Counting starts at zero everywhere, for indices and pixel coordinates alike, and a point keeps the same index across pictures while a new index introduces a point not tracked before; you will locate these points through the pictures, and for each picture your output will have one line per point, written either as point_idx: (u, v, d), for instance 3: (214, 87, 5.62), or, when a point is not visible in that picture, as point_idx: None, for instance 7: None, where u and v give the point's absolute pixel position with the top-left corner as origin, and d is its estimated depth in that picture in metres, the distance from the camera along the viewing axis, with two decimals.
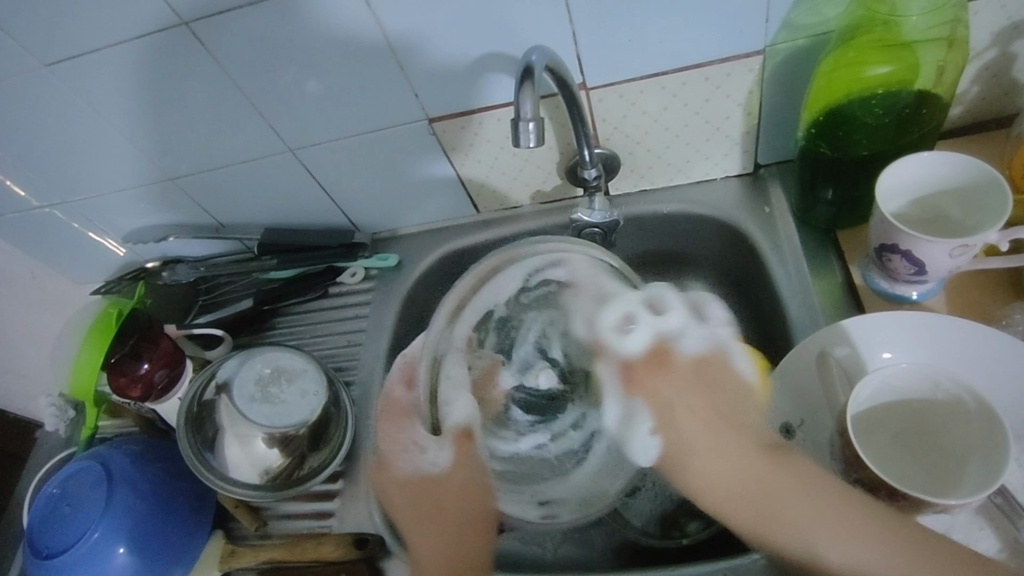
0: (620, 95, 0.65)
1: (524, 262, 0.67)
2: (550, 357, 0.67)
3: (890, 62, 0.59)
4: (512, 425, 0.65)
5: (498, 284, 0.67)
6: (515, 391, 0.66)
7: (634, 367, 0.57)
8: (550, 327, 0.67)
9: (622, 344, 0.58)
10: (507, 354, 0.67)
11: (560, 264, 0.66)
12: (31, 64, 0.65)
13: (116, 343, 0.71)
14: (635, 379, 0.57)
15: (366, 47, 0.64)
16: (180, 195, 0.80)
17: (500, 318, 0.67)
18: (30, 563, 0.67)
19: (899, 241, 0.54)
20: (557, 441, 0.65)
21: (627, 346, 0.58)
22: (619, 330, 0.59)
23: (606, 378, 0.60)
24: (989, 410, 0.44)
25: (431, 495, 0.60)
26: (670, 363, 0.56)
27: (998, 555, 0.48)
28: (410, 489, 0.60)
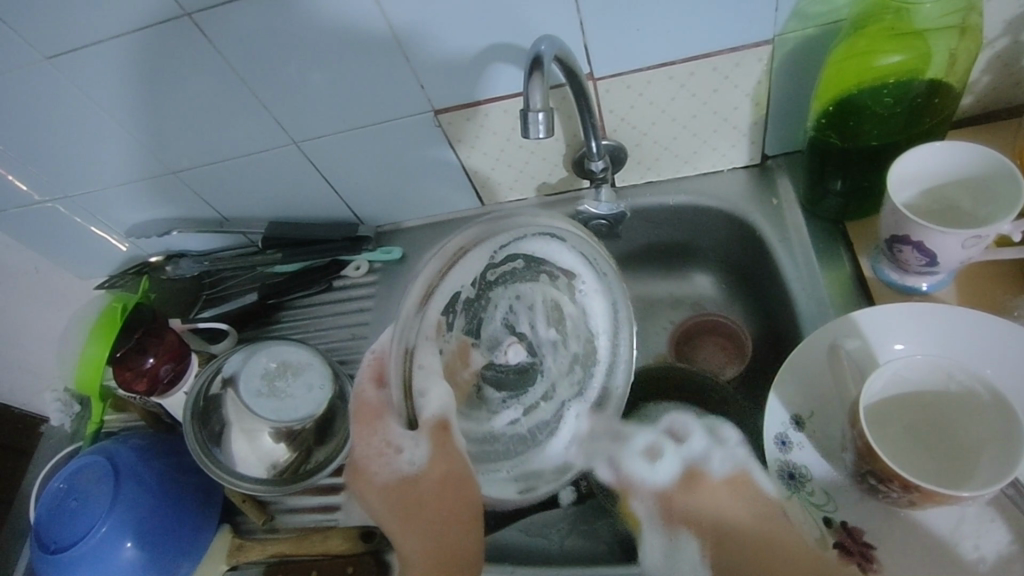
0: (627, 85, 0.64)
1: (497, 239, 0.55)
2: (518, 332, 0.59)
3: (901, 51, 0.58)
4: (485, 404, 0.57)
5: (466, 267, 0.54)
6: (486, 369, 0.57)
7: (668, 498, 0.57)
8: (517, 302, 0.59)
9: (653, 476, 0.58)
10: (474, 333, 0.57)
11: (542, 240, 0.57)
12: (33, 57, 0.65)
13: (121, 337, 0.70)
14: (671, 506, 0.57)
15: (371, 38, 0.63)
16: (183, 189, 0.80)
17: (466, 299, 0.55)
18: (38, 558, 0.67)
19: (911, 231, 0.53)
20: (529, 416, 0.58)
21: (657, 475, 0.58)
22: (645, 462, 0.58)
23: (642, 517, 0.59)
24: (1004, 401, 0.43)
25: (414, 492, 0.54)
26: (702, 486, 0.55)
27: (1009, 546, 0.48)
28: (392, 490, 0.55)
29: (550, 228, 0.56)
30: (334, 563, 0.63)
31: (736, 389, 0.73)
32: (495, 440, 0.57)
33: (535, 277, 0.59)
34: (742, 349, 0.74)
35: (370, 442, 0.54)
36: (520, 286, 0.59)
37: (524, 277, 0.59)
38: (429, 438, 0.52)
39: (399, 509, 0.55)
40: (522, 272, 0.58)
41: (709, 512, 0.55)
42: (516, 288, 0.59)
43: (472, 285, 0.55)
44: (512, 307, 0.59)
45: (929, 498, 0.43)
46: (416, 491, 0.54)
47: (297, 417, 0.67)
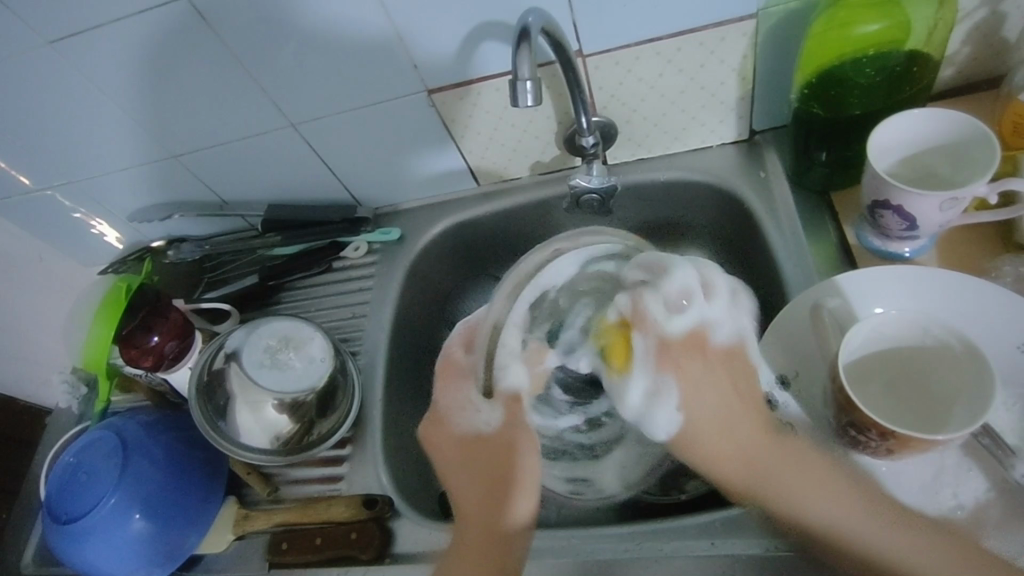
0: (616, 61, 0.66)
1: (580, 250, 0.67)
2: (594, 343, 0.66)
3: (879, 20, 0.60)
4: (551, 404, 0.68)
5: (551, 270, 0.67)
6: (557, 371, 0.66)
7: (671, 347, 0.54)
8: (594, 316, 0.64)
9: (706, 318, 0.55)
10: (553, 337, 0.66)
11: (615, 253, 0.66)
12: (35, 42, 0.66)
13: (127, 316, 0.72)
14: (669, 351, 0.54)
15: (368, 18, 0.64)
16: (184, 173, 0.81)
17: (551, 304, 0.66)
18: (50, 529, 0.69)
19: (890, 196, 0.55)
20: (591, 428, 0.69)
21: (674, 322, 0.54)
22: (662, 305, 0.55)
23: (636, 348, 0.55)
24: (977, 353, 0.45)
25: (479, 450, 0.60)
26: (707, 349, 0.54)
27: (986, 495, 0.50)
28: (461, 445, 0.61)
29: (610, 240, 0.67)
30: (339, 529, 0.66)
31: None
32: (560, 444, 0.69)
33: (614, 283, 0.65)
34: None
35: (456, 397, 0.64)
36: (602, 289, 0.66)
37: (600, 280, 0.66)
38: (504, 408, 0.62)
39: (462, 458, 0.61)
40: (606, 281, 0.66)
41: (705, 393, 0.53)
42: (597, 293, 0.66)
43: (561, 291, 0.66)
44: (591, 313, 0.65)
45: (906, 445, 0.45)
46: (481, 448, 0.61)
47: (302, 391, 0.70)
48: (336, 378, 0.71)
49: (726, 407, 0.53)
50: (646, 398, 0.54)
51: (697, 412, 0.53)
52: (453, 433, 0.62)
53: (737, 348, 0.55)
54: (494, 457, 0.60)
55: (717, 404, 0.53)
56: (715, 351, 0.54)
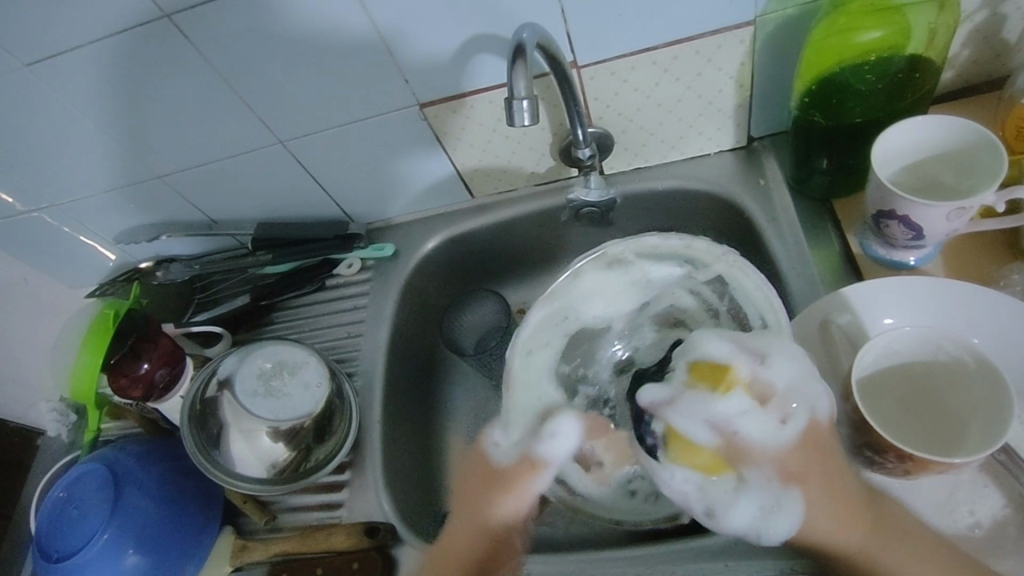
0: (611, 72, 0.65)
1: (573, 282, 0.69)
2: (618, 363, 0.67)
3: (880, 26, 0.59)
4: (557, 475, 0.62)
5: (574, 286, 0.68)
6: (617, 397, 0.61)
7: (788, 461, 0.46)
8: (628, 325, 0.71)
9: (770, 436, 0.47)
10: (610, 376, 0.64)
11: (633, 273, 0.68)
12: (12, 64, 0.64)
13: (114, 344, 0.70)
14: (789, 466, 0.46)
15: (357, 33, 0.63)
16: (170, 193, 0.79)
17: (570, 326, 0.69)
18: (41, 567, 0.66)
19: (896, 206, 0.54)
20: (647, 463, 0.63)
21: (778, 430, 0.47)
22: (762, 422, 0.47)
23: (745, 479, 0.47)
24: (994, 370, 0.44)
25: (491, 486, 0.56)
26: (817, 438, 0.47)
27: (1002, 511, 0.49)
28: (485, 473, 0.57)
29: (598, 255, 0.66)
30: (340, 559, 0.64)
31: None
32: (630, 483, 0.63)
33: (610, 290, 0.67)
34: None
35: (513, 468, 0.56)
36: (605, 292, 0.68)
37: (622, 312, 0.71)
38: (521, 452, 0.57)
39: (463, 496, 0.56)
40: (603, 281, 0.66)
41: (815, 483, 0.46)
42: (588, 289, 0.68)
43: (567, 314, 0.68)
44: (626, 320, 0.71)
45: (923, 466, 0.45)
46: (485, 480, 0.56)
47: (299, 417, 0.68)
48: (334, 402, 0.69)
49: (842, 509, 0.47)
50: (758, 516, 0.47)
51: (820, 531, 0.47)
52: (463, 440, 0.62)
53: (813, 430, 0.47)
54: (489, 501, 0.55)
55: (834, 513, 0.46)
56: (826, 438, 0.47)
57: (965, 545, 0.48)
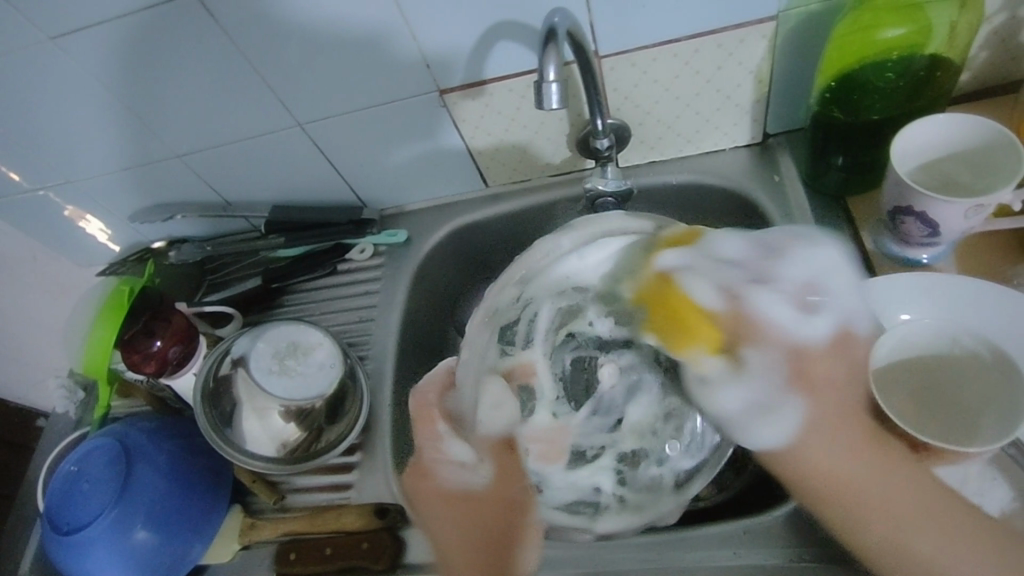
0: (632, 63, 0.65)
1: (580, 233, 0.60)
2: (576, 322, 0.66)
3: (901, 24, 0.59)
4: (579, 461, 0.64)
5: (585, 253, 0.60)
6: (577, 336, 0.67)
7: (809, 361, 0.47)
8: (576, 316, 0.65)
9: (800, 328, 0.48)
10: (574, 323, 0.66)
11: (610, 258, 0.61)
12: (36, 37, 0.64)
13: (128, 319, 0.70)
14: (805, 360, 0.47)
15: (382, 17, 0.63)
16: (186, 173, 0.79)
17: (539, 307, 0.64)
18: (50, 540, 0.67)
19: (913, 202, 0.55)
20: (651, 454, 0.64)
21: (808, 328, 0.48)
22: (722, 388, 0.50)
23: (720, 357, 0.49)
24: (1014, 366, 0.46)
25: (475, 514, 0.54)
26: (854, 345, 0.48)
27: (1011, 504, 0.49)
28: (454, 504, 0.55)
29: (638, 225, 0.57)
30: (349, 540, 0.64)
31: None
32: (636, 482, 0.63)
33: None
34: None
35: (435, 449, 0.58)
36: (622, 276, 0.59)
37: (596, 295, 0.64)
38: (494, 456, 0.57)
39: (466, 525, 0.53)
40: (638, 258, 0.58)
41: (844, 432, 0.46)
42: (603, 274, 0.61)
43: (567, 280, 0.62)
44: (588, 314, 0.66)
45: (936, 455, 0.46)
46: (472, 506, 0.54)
47: (315, 395, 0.68)
48: (349, 382, 0.70)
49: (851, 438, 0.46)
50: (746, 405, 0.49)
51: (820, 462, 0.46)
52: (438, 484, 0.56)
53: (846, 334, 0.48)
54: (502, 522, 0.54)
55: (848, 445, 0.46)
56: (856, 346, 0.48)
57: None
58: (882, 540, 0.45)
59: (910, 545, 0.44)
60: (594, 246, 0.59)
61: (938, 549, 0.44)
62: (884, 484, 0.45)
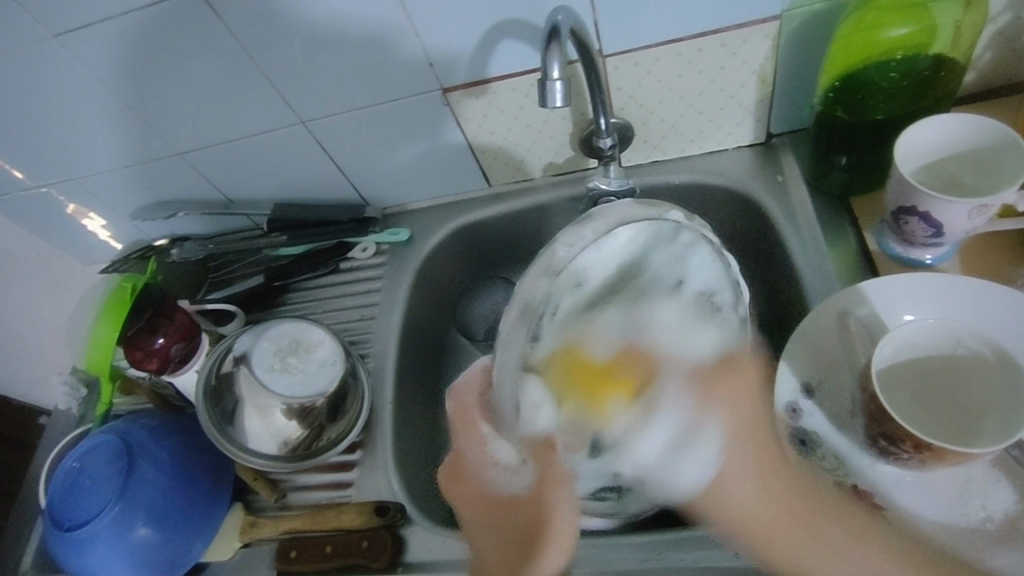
0: (635, 62, 0.65)
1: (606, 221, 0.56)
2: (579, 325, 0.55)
3: (906, 24, 0.59)
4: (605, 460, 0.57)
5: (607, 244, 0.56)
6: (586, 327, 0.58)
7: (700, 376, 0.53)
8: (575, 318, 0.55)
9: (687, 350, 0.53)
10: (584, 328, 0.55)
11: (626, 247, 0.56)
12: (40, 34, 0.64)
13: (131, 317, 0.70)
14: (700, 380, 0.53)
15: (385, 15, 0.63)
16: (189, 170, 0.79)
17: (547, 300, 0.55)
18: (52, 536, 0.67)
19: (917, 202, 0.54)
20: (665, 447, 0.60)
21: (694, 349, 0.54)
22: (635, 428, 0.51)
23: (622, 400, 0.51)
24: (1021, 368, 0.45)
25: (508, 511, 0.56)
26: (733, 372, 0.54)
27: (1015, 505, 0.49)
28: (485, 503, 0.58)
29: (651, 215, 0.56)
30: (350, 537, 0.65)
31: None
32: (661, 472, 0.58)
33: (646, 290, 0.56)
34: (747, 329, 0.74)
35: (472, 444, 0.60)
36: (631, 272, 0.57)
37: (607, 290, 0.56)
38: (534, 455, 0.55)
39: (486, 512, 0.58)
40: (657, 246, 0.56)
41: (742, 446, 0.52)
42: (616, 268, 0.57)
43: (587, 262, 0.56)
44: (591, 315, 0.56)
45: (940, 457, 0.46)
46: (508, 505, 0.57)
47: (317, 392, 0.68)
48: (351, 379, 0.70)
49: (763, 466, 0.52)
50: (666, 449, 0.51)
51: (737, 502, 0.51)
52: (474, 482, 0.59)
53: (727, 356, 0.55)
54: (526, 513, 0.56)
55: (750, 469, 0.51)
56: (737, 365, 0.54)
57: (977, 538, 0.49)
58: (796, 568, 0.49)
59: (804, 564, 0.49)
60: (612, 237, 0.55)
61: (855, 565, 0.47)
62: (793, 532, 0.50)
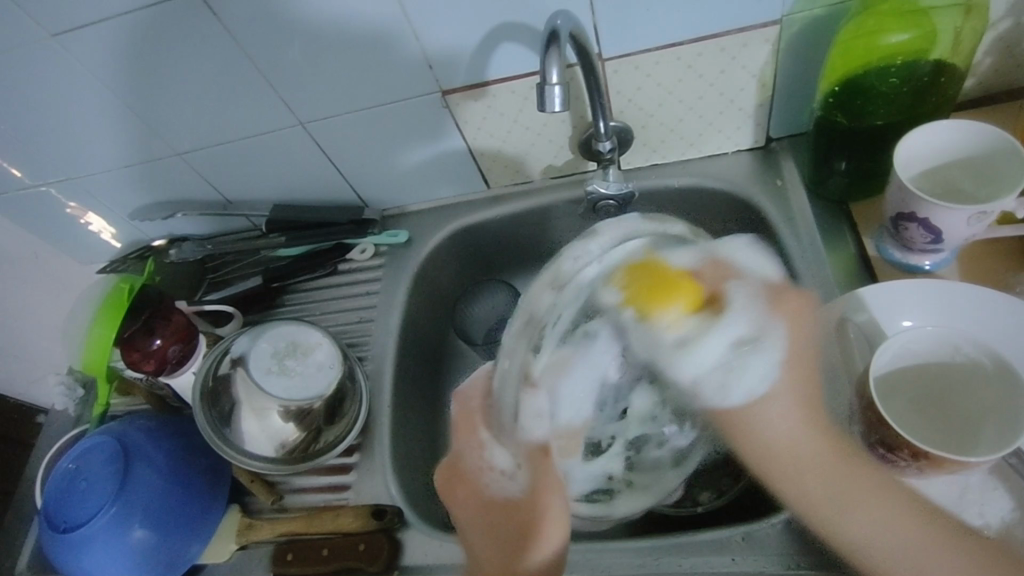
0: (635, 66, 0.65)
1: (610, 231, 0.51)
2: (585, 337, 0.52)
3: (906, 30, 0.59)
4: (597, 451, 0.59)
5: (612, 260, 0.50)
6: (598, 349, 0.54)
7: (773, 289, 0.49)
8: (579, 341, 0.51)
9: (763, 270, 0.50)
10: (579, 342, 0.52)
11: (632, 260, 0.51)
12: (39, 34, 0.64)
13: (128, 318, 0.70)
14: (775, 291, 0.49)
15: (384, 18, 0.63)
16: (188, 171, 0.79)
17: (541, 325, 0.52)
18: (48, 538, 0.66)
19: (916, 208, 0.54)
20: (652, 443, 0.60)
21: (759, 269, 0.50)
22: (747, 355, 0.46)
23: (690, 312, 0.47)
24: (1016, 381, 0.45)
25: (506, 514, 0.54)
26: (785, 300, 0.49)
27: (1012, 513, 0.49)
28: (483, 510, 0.55)
29: (659, 229, 0.51)
30: (345, 541, 0.64)
31: None
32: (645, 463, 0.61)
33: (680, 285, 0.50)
34: None
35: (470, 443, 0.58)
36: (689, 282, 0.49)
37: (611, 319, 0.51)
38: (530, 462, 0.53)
39: (483, 520, 0.55)
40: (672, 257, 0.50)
41: (804, 384, 0.47)
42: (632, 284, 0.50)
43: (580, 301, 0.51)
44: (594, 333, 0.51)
45: (937, 465, 0.46)
46: (508, 512, 0.54)
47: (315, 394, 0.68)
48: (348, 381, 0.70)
49: (801, 395, 0.47)
50: (724, 357, 0.46)
51: (774, 435, 0.47)
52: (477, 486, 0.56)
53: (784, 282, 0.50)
54: (513, 523, 0.53)
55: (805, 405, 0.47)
56: (796, 294, 0.50)
57: None
58: (809, 506, 0.47)
59: (844, 525, 0.46)
60: (623, 247, 0.49)
61: (873, 523, 0.46)
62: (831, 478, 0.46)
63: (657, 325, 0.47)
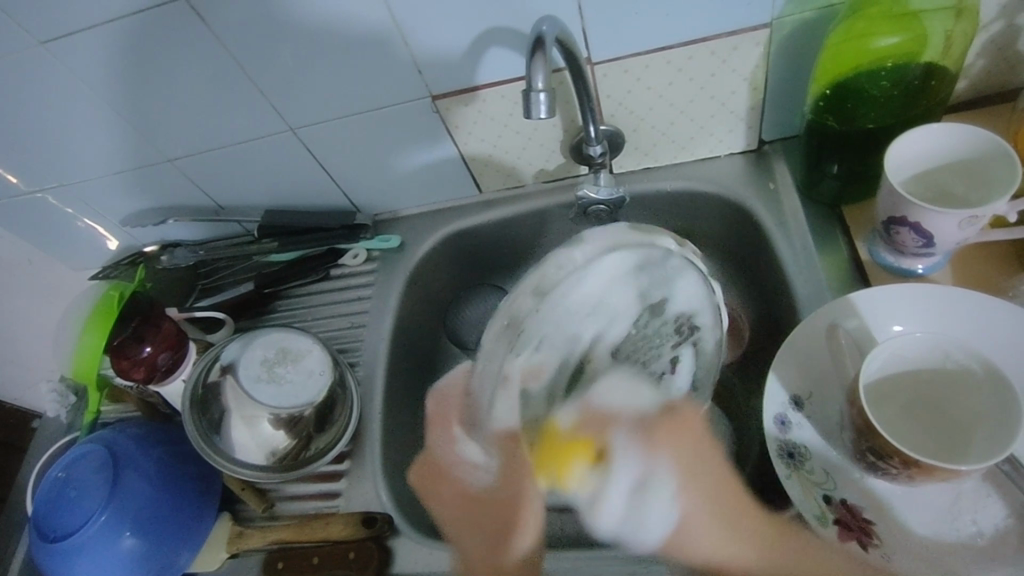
0: (625, 70, 0.64)
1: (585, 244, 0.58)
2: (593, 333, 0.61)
3: (897, 33, 0.59)
4: None
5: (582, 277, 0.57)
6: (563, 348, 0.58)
7: (648, 428, 0.51)
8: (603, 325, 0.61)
9: (631, 403, 0.53)
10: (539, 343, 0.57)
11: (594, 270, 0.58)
12: (25, 42, 0.64)
13: (118, 325, 0.70)
14: (649, 434, 0.51)
15: (372, 24, 0.62)
16: (178, 177, 0.79)
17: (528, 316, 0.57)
18: (37, 547, 0.66)
19: (907, 212, 0.54)
20: None
21: (639, 402, 0.53)
22: (623, 391, 0.54)
23: (566, 425, 0.53)
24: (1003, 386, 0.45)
25: (479, 510, 0.58)
26: (680, 423, 0.52)
27: (1005, 521, 0.49)
28: (464, 502, 0.60)
29: (645, 241, 0.59)
30: (336, 549, 0.64)
31: (731, 375, 0.74)
32: None
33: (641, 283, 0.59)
34: (741, 335, 0.74)
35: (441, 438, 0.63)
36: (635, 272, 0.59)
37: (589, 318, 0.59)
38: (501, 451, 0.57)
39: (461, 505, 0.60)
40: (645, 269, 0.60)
41: (698, 484, 0.50)
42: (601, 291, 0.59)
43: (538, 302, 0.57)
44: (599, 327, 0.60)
45: (929, 473, 0.45)
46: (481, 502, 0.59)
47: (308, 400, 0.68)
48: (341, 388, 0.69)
49: (716, 506, 0.50)
50: (629, 510, 0.49)
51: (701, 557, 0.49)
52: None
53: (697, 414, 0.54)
54: (488, 506, 0.58)
55: (707, 498, 0.50)
56: (684, 416, 0.53)
57: (967, 553, 0.48)
58: None
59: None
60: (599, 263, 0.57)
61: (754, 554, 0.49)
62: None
63: (575, 487, 0.51)
